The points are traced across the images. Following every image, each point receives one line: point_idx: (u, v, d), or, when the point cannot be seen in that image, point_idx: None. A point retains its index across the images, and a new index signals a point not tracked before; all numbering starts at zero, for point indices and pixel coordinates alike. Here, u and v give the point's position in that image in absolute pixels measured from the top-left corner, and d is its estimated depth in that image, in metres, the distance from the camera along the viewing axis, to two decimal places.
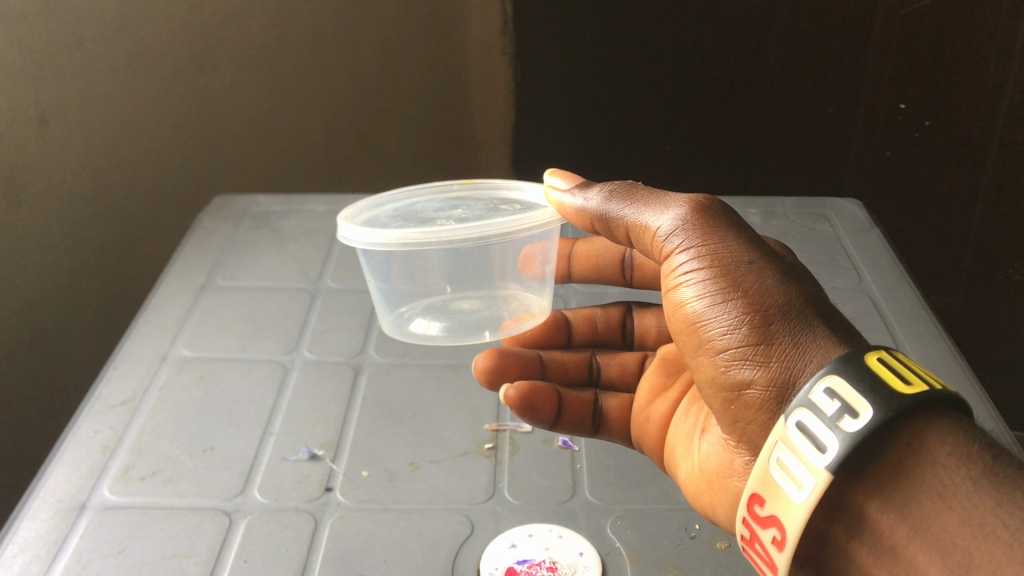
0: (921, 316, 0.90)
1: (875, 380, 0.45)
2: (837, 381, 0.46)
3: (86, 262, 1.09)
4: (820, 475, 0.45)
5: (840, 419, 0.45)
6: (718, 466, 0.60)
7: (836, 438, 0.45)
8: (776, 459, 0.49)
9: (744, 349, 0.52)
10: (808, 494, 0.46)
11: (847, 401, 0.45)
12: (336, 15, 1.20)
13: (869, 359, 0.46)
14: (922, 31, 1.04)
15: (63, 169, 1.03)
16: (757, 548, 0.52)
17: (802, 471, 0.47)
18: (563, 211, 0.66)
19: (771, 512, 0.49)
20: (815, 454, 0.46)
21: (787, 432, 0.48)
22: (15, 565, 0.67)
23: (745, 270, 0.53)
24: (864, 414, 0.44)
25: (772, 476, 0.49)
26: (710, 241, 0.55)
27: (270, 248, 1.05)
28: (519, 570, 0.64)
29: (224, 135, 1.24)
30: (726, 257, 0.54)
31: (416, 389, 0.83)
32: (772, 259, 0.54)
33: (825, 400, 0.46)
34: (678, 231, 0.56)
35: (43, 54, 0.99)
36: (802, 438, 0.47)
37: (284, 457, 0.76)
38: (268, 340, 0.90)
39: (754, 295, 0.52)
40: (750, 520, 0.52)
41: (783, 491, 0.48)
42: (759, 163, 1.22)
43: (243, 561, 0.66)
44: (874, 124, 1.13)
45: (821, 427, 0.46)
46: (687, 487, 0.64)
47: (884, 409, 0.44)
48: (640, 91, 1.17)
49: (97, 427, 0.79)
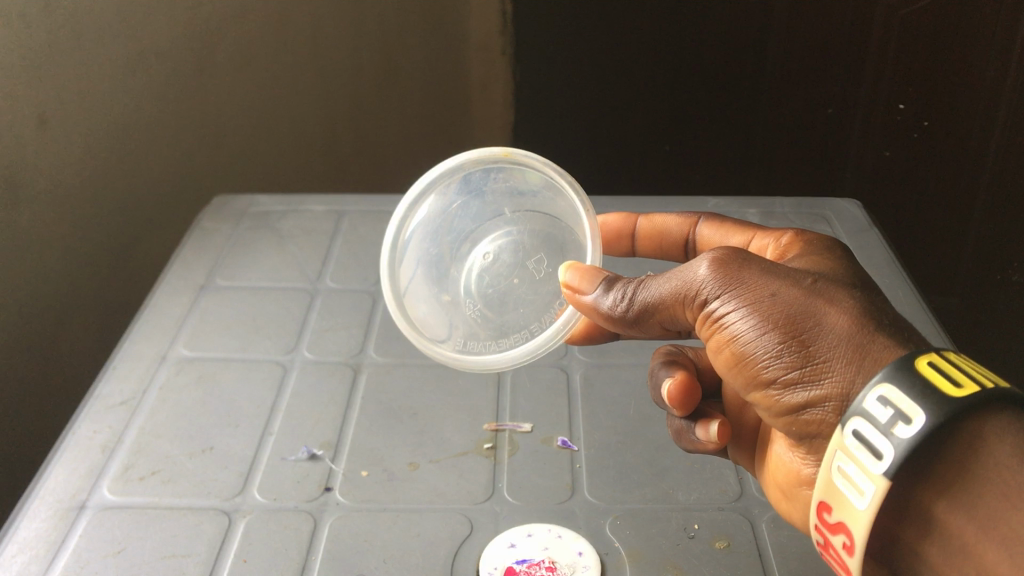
0: (920, 315, 0.91)
1: (924, 385, 0.48)
2: (890, 389, 0.49)
3: (84, 261, 1.09)
4: (878, 481, 0.49)
5: (894, 425, 0.48)
6: (787, 477, 0.64)
7: (892, 444, 0.48)
8: (837, 467, 0.52)
9: (800, 380, 0.55)
10: (869, 500, 0.50)
11: (900, 408, 0.48)
12: (334, 15, 1.21)
13: (920, 363, 0.49)
14: (919, 32, 1.04)
15: (62, 170, 1.03)
16: (831, 553, 0.56)
17: (862, 478, 0.50)
18: (596, 310, 0.62)
19: (840, 518, 0.53)
20: (872, 461, 0.49)
21: (845, 441, 0.51)
22: (15, 565, 0.67)
23: (774, 304, 0.55)
24: (917, 419, 0.47)
25: (837, 484, 0.53)
26: (734, 288, 0.56)
27: (270, 248, 1.05)
28: (519, 570, 0.65)
29: (223, 135, 1.24)
30: (753, 298, 0.55)
31: (416, 389, 0.83)
32: (792, 280, 0.56)
33: (879, 408, 0.49)
34: (702, 290, 0.57)
35: (42, 53, 0.99)
36: (859, 446, 0.50)
37: (283, 457, 0.76)
38: (268, 340, 0.90)
39: (790, 324, 0.54)
40: (821, 527, 0.56)
41: (846, 499, 0.52)
42: (757, 164, 1.22)
43: (242, 561, 0.67)
44: (874, 122, 1.12)
45: (877, 434, 0.49)
46: (767, 492, 0.68)
47: (937, 413, 0.47)
48: (639, 92, 1.17)
49: (97, 427, 0.79)
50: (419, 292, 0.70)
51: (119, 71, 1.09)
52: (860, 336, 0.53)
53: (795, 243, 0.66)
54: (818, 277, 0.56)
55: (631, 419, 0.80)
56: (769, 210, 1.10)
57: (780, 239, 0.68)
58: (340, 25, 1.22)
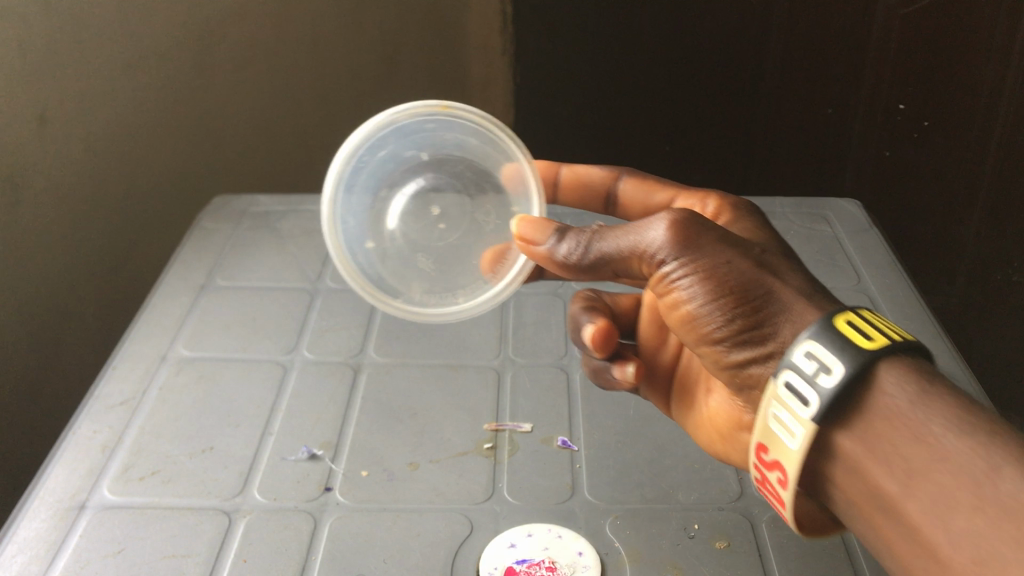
0: (920, 315, 0.91)
1: (841, 339, 0.50)
2: (815, 345, 0.51)
3: (85, 261, 1.09)
4: (807, 425, 0.51)
5: (818, 376, 0.50)
6: (730, 421, 0.67)
7: (816, 392, 0.51)
8: (771, 413, 0.54)
9: (745, 343, 0.57)
10: (800, 441, 0.52)
11: (823, 361, 0.50)
12: (334, 16, 1.21)
13: (838, 321, 0.50)
14: (921, 30, 1.04)
15: (62, 170, 1.03)
16: (769, 488, 0.59)
17: (793, 422, 0.53)
18: (548, 261, 0.63)
19: (773, 458, 0.56)
20: (801, 407, 0.52)
21: (776, 390, 0.53)
22: (15, 565, 0.67)
23: (727, 271, 0.56)
24: (836, 370, 0.50)
25: (769, 427, 0.55)
26: (691, 252, 0.56)
27: (270, 248, 1.05)
28: (519, 570, 0.65)
29: (222, 135, 1.24)
30: (709, 263, 0.56)
31: (415, 389, 0.83)
32: (745, 248, 0.57)
33: (805, 361, 0.51)
34: (660, 252, 0.57)
35: (42, 53, 0.99)
36: (789, 396, 0.52)
37: (283, 457, 0.76)
38: (268, 340, 0.90)
39: (742, 290, 0.56)
40: (761, 465, 0.58)
41: (780, 440, 0.54)
42: (757, 165, 1.22)
43: (242, 561, 0.67)
44: (874, 124, 1.13)
45: (803, 384, 0.51)
46: (695, 432, 0.72)
47: (854, 363, 0.49)
48: (641, 91, 1.17)
49: (97, 427, 0.79)
50: (361, 242, 0.70)
51: (119, 73, 1.09)
52: (803, 302, 0.55)
53: (721, 207, 0.70)
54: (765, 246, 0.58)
55: (629, 418, 0.80)
56: (769, 210, 1.11)
57: (704, 203, 0.72)
58: (340, 25, 1.21)
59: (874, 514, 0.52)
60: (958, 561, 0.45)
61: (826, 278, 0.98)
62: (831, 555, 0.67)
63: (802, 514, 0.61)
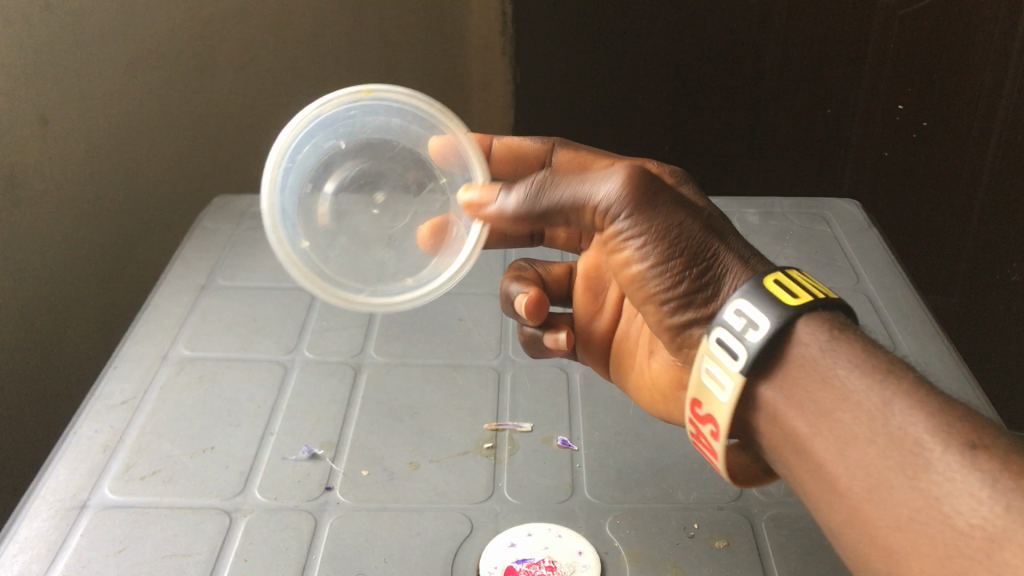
0: (920, 315, 0.91)
1: (768, 298, 0.55)
2: (744, 303, 0.55)
3: (86, 262, 1.09)
4: (736, 377, 0.56)
5: (747, 332, 0.55)
6: (666, 381, 0.70)
7: (745, 347, 0.55)
8: (703, 368, 0.58)
9: (687, 300, 0.60)
10: (730, 393, 0.57)
11: (750, 317, 0.55)
12: (334, 17, 1.21)
13: (767, 282, 0.55)
14: (919, 32, 1.05)
15: (63, 171, 1.03)
16: (702, 440, 0.62)
17: (723, 375, 0.57)
18: (497, 218, 0.63)
19: (706, 411, 0.60)
20: (730, 361, 0.56)
21: (710, 346, 0.57)
22: (16, 564, 0.67)
23: (677, 231, 0.58)
24: (763, 324, 0.55)
25: (702, 383, 0.59)
26: (645, 212, 0.58)
27: (271, 248, 1.05)
28: (519, 570, 0.65)
29: (222, 136, 1.24)
30: (660, 223, 0.58)
31: (416, 389, 0.83)
32: (694, 211, 0.59)
33: (735, 318, 0.56)
34: (614, 209, 0.58)
35: (42, 55, 0.99)
36: (721, 350, 0.57)
37: (283, 456, 0.76)
38: (269, 340, 0.90)
39: (688, 251, 0.58)
40: (694, 419, 0.62)
41: (711, 394, 0.59)
42: (756, 165, 1.22)
43: (242, 560, 0.67)
44: (874, 122, 1.13)
45: (732, 339, 0.56)
46: (634, 391, 0.75)
47: (780, 319, 0.54)
48: (639, 94, 1.18)
49: (97, 426, 0.79)
50: (298, 238, 0.65)
51: (119, 73, 1.09)
52: (739, 264, 0.59)
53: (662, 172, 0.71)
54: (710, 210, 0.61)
55: (628, 417, 0.80)
56: (768, 210, 1.11)
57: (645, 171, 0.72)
58: (340, 26, 1.22)
59: (788, 453, 0.56)
60: (854, 488, 0.51)
61: (825, 278, 0.98)
62: (830, 554, 0.67)
63: (735, 467, 0.65)
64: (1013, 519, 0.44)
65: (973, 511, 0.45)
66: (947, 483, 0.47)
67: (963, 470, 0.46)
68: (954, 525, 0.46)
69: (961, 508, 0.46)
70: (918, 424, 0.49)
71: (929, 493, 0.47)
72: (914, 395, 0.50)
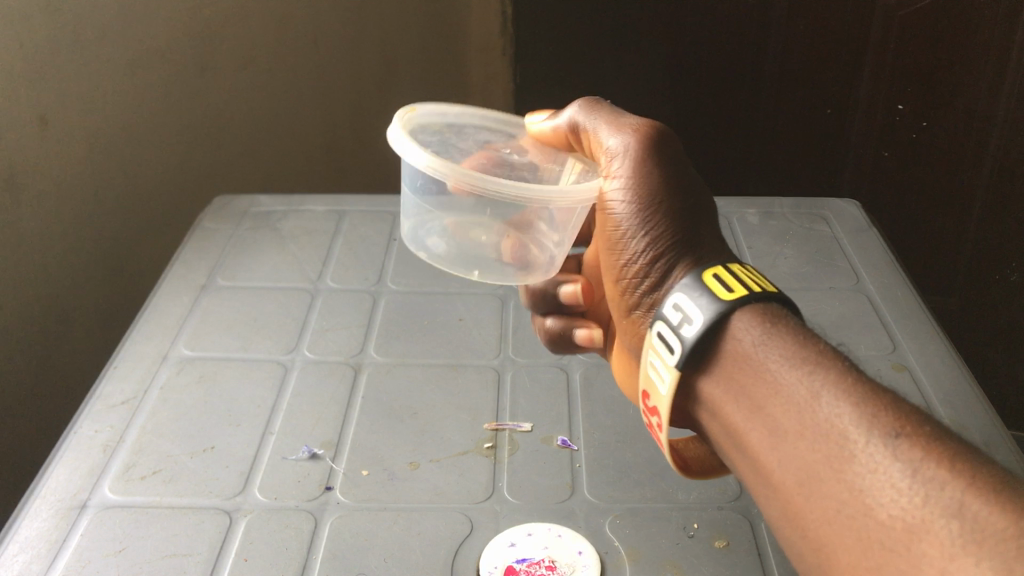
0: (919, 315, 0.91)
1: (703, 292, 0.56)
2: (683, 297, 0.57)
3: (87, 262, 1.09)
4: (672, 371, 0.57)
5: (683, 327, 0.56)
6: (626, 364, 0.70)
7: (680, 341, 0.56)
8: (649, 362, 0.60)
9: (637, 276, 0.62)
10: (668, 386, 0.57)
11: (686, 312, 0.56)
12: (338, 21, 1.26)
13: (705, 277, 0.57)
14: (920, 31, 1.04)
15: (63, 172, 1.03)
16: (653, 430, 0.63)
17: (663, 367, 0.58)
18: (541, 139, 0.73)
19: (654, 404, 0.61)
20: (668, 354, 0.57)
21: (652, 340, 0.59)
22: (16, 564, 0.67)
23: (652, 199, 0.61)
24: (697, 319, 0.55)
25: (649, 375, 0.60)
26: (637, 169, 0.62)
27: (271, 248, 1.05)
28: (519, 569, 0.65)
29: (223, 136, 1.25)
30: (644, 186, 0.61)
31: (415, 388, 0.84)
32: (680, 193, 0.62)
33: (673, 313, 0.57)
34: (617, 154, 0.63)
35: (43, 54, 0.98)
36: (660, 343, 0.58)
37: (284, 456, 0.76)
38: (269, 340, 0.90)
39: (653, 220, 0.61)
40: (646, 410, 0.63)
41: (655, 386, 0.60)
42: (756, 166, 1.24)
43: (242, 560, 0.67)
44: (874, 121, 1.13)
45: (670, 333, 0.57)
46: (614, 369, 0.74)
47: (713, 314, 0.55)
48: (638, 90, 1.20)
49: (98, 426, 0.80)
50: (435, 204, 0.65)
51: (120, 73, 1.09)
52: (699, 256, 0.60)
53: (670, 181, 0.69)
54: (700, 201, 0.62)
55: (627, 418, 0.80)
56: (768, 211, 1.11)
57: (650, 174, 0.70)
58: (343, 27, 1.26)
59: (732, 451, 0.56)
60: (788, 482, 0.50)
61: (823, 278, 0.98)
62: None
63: (691, 459, 0.66)
64: (932, 509, 0.42)
65: (894, 503, 0.43)
66: (870, 474, 0.45)
67: (886, 460, 0.44)
68: (875, 518, 0.44)
69: (882, 499, 0.44)
70: (844, 415, 0.47)
71: (853, 486, 0.45)
72: (841, 385, 0.49)
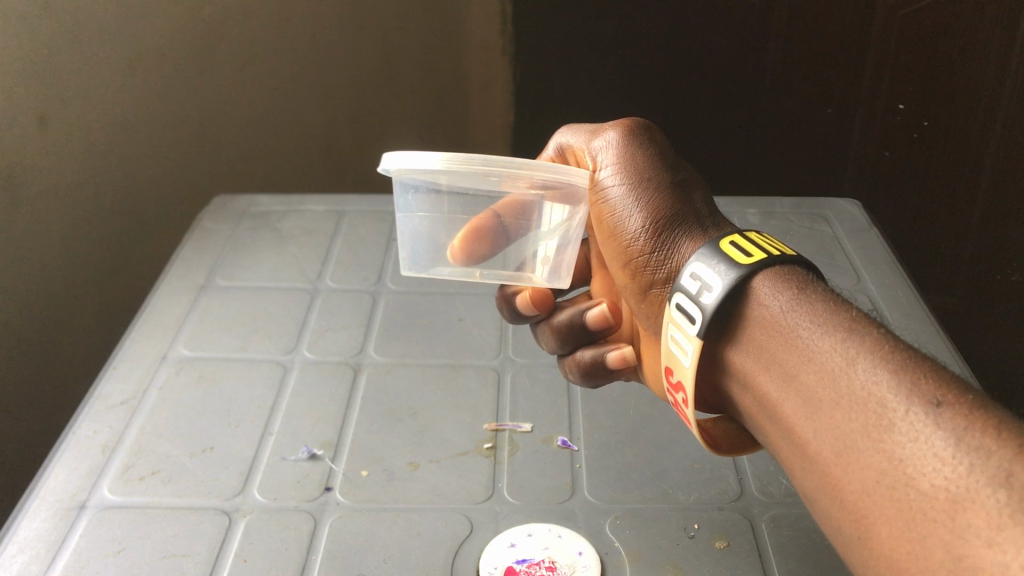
0: (920, 315, 0.91)
1: (721, 258, 0.56)
2: (700, 267, 0.56)
3: (85, 263, 1.09)
4: (695, 341, 0.56)
5: (702, 295, 0.56)
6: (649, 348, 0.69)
7: (700, 309, 0.56)
8: (670, 335, 0.59)
9: (641, 257, 0.62)
10: (691, 356, 0.57)
11: (705, 280, 0.56)
12: (337, 19, 1.25)
13: (722, 243, 0.57)
14: (919, 30, 1.05)
15: (61, 172, 1.03)
16: (681, 409, 0.62)
17: (684, 340, 0.58)
18: None
19: (677, 379, 0.60)
20: (689, 325, 0.57)
21: (672, 312, 0.58)
22: (15, 565, 0.67)
23: (644, 183, 0.63)
24: (716, 286, 0.55)
25: (671, 349, 0.60)
26: (625, 159, 0.64)
27: (271, 248, 1.05)
28: (519, 570, 0.65)
29: (223, 137, 1.25)
30: (633, 173, 0.64)
31: (415, 388, 0.83)
32: (668, 174, 0.64)
33: (691, 283, 0.57)
34: (603, 151, 0.66)
35: (42, 54, 0.98)
36: (680, 316, 0.58)
37: (283, 457, 0.76)
38: (268, 340, 0.90)
39: (650, 201, 0.62)
40: (671, 387, 0.62)
41: (678, 359, 0.59)
42: (757, 163, 1.24)
43: (242, 561, 0.67)
44: (874, 119, 1.15)
45: (689, 303, 0.57)
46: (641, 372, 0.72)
47: (732, 280, 0.55)
48: (638, 91, 1.20)
49: (97, 426, 0.79)
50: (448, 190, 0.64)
51: (118, 73, 1.08)
52: (696, 229, 0.61)
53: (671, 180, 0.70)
54: (687, 178, 0.64)
55: (628, 417, 0.80)
56: (769, 210, 1.11)
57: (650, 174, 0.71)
58: (343, 25, 1.26)
59: (767, 426, 0.55)
60: (824, 453, 0.49)
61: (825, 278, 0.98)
62: (830, 555, 0.67)
63: (720, 436, 0.64)
64: (978, 479, 0.41)
65: (937, 473, 0.42)
66: (911, 444, 0.44)
67: (928, 429, 0.44)
68: (917, 488, 0.43)
69: (925, 469, 0.43)
70: (881, 381, 0.47)
71: (893, 455, 0.45)
72: (878, 351, 0.48)
